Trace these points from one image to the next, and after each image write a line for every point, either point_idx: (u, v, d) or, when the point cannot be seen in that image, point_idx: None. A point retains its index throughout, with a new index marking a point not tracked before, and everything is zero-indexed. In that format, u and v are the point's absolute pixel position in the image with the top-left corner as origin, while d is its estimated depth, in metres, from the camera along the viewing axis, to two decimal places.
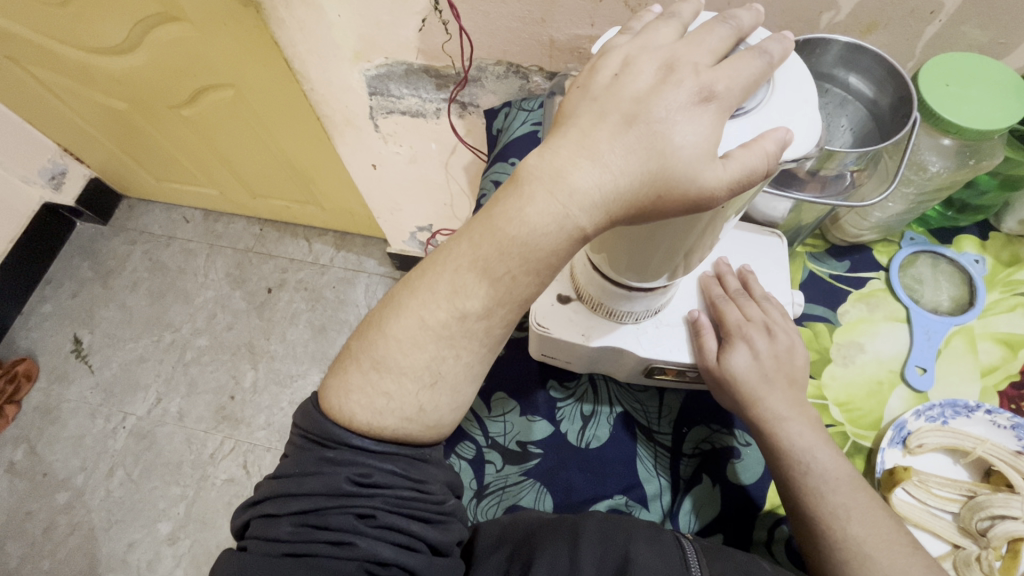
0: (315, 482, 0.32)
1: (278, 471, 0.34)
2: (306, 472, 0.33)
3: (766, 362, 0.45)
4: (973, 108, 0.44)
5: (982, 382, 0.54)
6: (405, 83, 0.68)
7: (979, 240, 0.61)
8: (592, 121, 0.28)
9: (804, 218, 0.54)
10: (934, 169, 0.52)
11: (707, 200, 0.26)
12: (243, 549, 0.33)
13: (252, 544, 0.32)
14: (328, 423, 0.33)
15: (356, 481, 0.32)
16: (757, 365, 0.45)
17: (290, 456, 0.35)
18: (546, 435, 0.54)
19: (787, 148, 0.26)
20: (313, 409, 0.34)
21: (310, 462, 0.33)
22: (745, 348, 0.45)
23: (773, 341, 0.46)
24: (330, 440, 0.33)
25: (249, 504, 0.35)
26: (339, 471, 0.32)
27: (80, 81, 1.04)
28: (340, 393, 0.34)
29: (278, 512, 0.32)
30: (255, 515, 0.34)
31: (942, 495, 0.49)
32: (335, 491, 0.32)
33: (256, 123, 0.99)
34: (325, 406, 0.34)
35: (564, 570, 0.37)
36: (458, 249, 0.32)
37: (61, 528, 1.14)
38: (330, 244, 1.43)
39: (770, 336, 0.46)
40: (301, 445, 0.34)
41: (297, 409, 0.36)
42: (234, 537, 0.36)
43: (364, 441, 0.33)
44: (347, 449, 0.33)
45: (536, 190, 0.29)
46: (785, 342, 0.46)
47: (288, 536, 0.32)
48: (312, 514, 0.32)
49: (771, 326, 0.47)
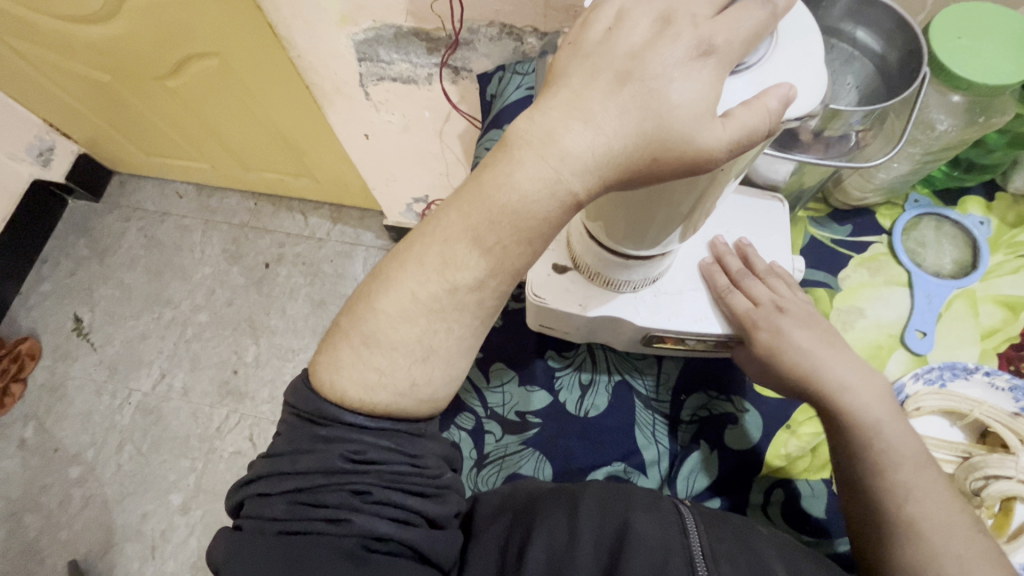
0: (308, 460, 0.32)
1: (271, 449, 0.34)
2: (300, 450, 0.33)
3: (788, 334, 0.44)
4: (984, 62, 0.42)
5: (982, 344, 0.54)
6: (395, 49, 0.66)
7: (984, 202, 0.60)
8: (584, 79, 0.27)
9: (806, 180, 0.52)
10: (942, 127, 0.50)
11: (705, 162, 0.25)
12: (238, 527, 0.33)
13: (248, 522, 0.32)
14: (320, 400, 0.33)
15: (351, 458, 0.32)
16: (781, 345, 0.44)
17: (282, 434, 0.34)
18: (545, 405, 0.54)
19: (790, 106, 0.25)
20: (304, 386, 0.34)
21: (303, 439, 0.33)
22: (764, 333, 0.44)
23: (789, 315, 0.45)
24: (323, 417, 0.33)
25: (242, 483, 0.35)
26: (333, 449, 0.32)
27: (60, 52, 1.01)
28: (331, 369, 0.33)
29: (271, 492, 0.32)
30: (249, 494, 0.34)
31: (938, 457, 0.50)
32: (330, 468, 0.32)
33: (245, 93, 0.96)
34: (317, 383, 0.34)
35: (565, 538, 0.38)
36: (447, 219, 0.31)
37: (75, 501, 1.17)
38: (326, 218, 1.41)
39: (782, 312, 0.45)
40: (294, 423, 0.34)
41: (287, 387, 0.35)
42: (230, 514, 0.36)
43: (357, 418, 0.33)
44: (340, 426, 0.33)
45: (525, 154, 0.27)
46: (794, 314, 0.45)
47: (283, 513, 0.32)
48: (306, 492, 0.32)
49: (781, 303, 0.46)
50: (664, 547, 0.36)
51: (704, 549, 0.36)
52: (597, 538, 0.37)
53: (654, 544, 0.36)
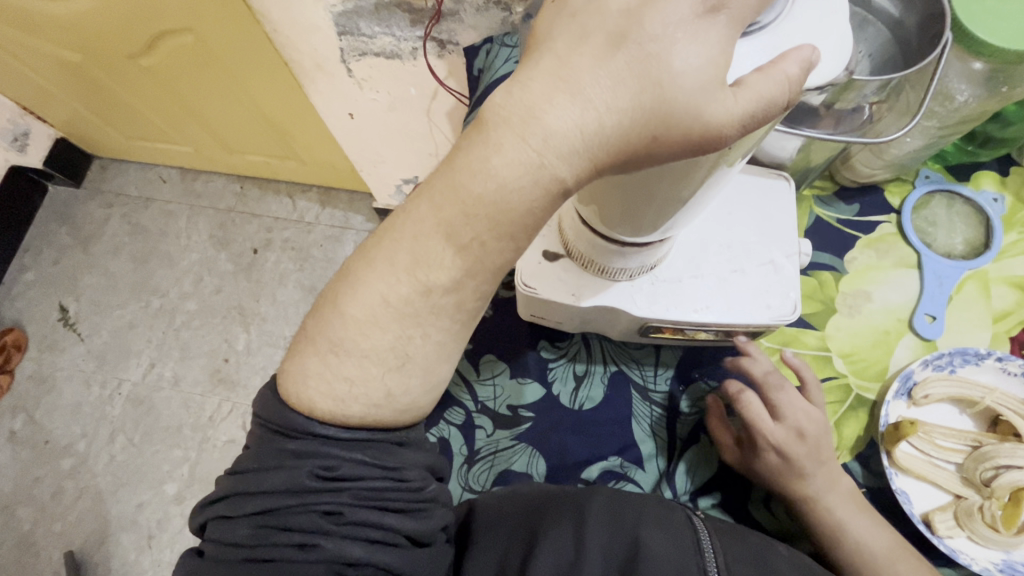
0: (274, 479, 0.29)
1: (237, 466, 0.31)
2: (266, 467, 0.30)
3: (800, 465, 0.44)
4: (1010, 26, 0.39)
5: (993, 328, 0.52)
6: (376, 21, 0.61)
7: (998, 177, 0.57)
8: (571, 43, 0.23)
9: (813, 158, 0.49)
10: (961, 99, 0.46)
11: (712, 139, 0.22)
12: (203, 552, 0.31)
13: (211, 547, 0.30)
14: (289, 411, 0.30)
15: (321, 475, 0.29)
16: (787, 473, 0.44)
17: (250, 448, 0.32)
18: (538, 399, 0.52)
19: (811, 72, 0.22)
20: (272, 396, 0.31)
21: (270, 455, 0.30)
22: (773, 455, 0.44)
23: (807, 446, 0.44)
24: (292, 429, 0.30)
25: (207, 502, 0.32)
26: (302, 465, 0.29)
27: (26, 30, 0.95)
28: (298, 380, 0.31)
29: (235, 514, 0.30)
30: (213, 516, 0.31)
31: (946, 445, 0.48)
32: (298, 488, 0.29)
33: (223, 72, 0.91)
34: (283, 393, 0.31)
35: (569, 559, 0.35)
36: (417, 212, 0.28)
37: (69, 493, 1.16)
38: (314, 201, 1.36)
39: (802, 440, 0.44)
40: (262, 435, 0.32)
41: (255, 397, 0.33)
42: (197, 533, 0.34)
43: (330, 430, 0.30)
44: (311, 439, 0.30)
45: (503, 135, 0.24)
46: (814, 445, 0.44)
47: (246, 539, 0.29)
48: (272, 515, 0.29)
49: (804, 427, 0.44)
50: (678, 564, 0.34)
51: (719, 565, 0.34)
52: (605, 553, 0.35)
53: (667, 563, 0.34)
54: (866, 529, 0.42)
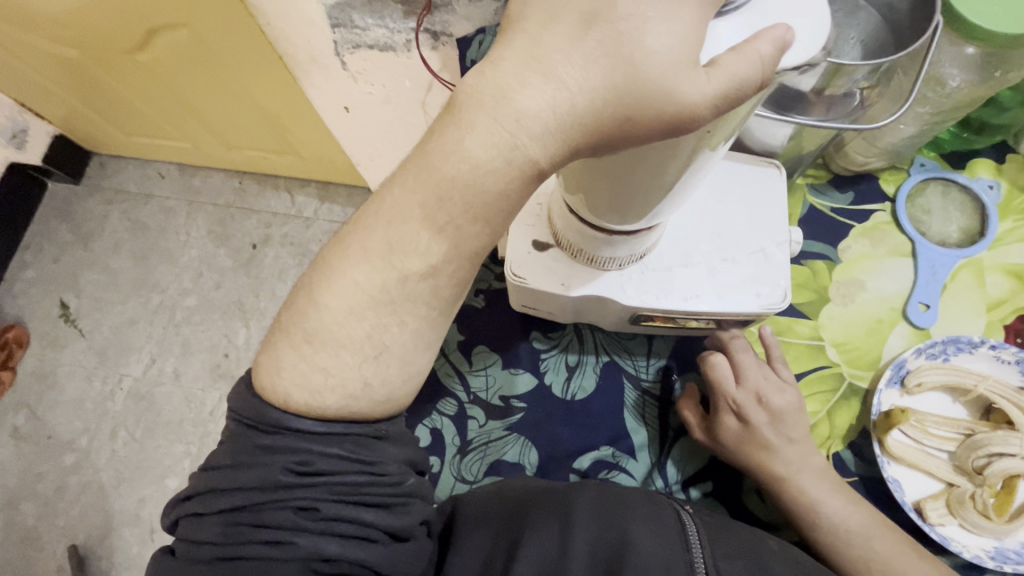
0: (248, 475, 0.29)
1: (211, 462, 0.31)
2: (239, 463, 0.30)
3: (762, 434, 0.44)
4: (1004, 10, 0.39)
5: (988, 317, 0.52)
6: (369, 13, 0.60)
7: (994, 164, 0.56)
8: (543, 23, 0.23)
9: (805, 145, 0.49)
10: (954, 84, 0.46)
11: (685, 120, 0.22)
12: (175, 551, 0.31)
13: (184, 546, 0.31)
14: (264, 406, 0.30)
15: (296, 471, 0.29)
16: (749, 443, 0.45)
17: (225, 444, 0.32)
18: (529, 389, 0.52)
19: (786, 52, 0.22)
20: (246, 391, 0.31)
21: (244, 451, 0.30)
22: (732, 419, 0.45)
23: (767, 412, 0.45)
24: (266, 424, 0.30)
25: (180, 500, 0.32)
26: (276, 461, 0.29)
27: (22, 27, 0.95)
28: (272, 372, 0.31)
29: (208, 512, 0.30)
30: (186, 513, 0.31)
31: (939, 434, 0.48)
32: (273, 483, 0.29)
33: (219, 67, 0.91)
34: (258, 387, 0.31)
35: (553, 552, 0.35)
36: (392, 197, 0.28)
37: (72, 488, 1.17)
38: (313, 196, 1.36)
39: (762, 405, 0.45)
40: (236, 431, 0.31)
41: (230, 392, 0.33)
42: (170, 530, 0.34)
43: (305, 425, 0.30)
44: (286, 434, 0.30)
45: (476, 116, 0.24)
46: (775, 415, 0.45)
47: (219, 537, 0.30)
48: (247, 512, 0.30)
49: (765, 394, 0.45)
50: (665, 559, 0.34)
51: (706, 559, 0.34)
52: (592, 545, 0.35)
53: (653, 559, 0.34)
54: (848, 513, 0.42)
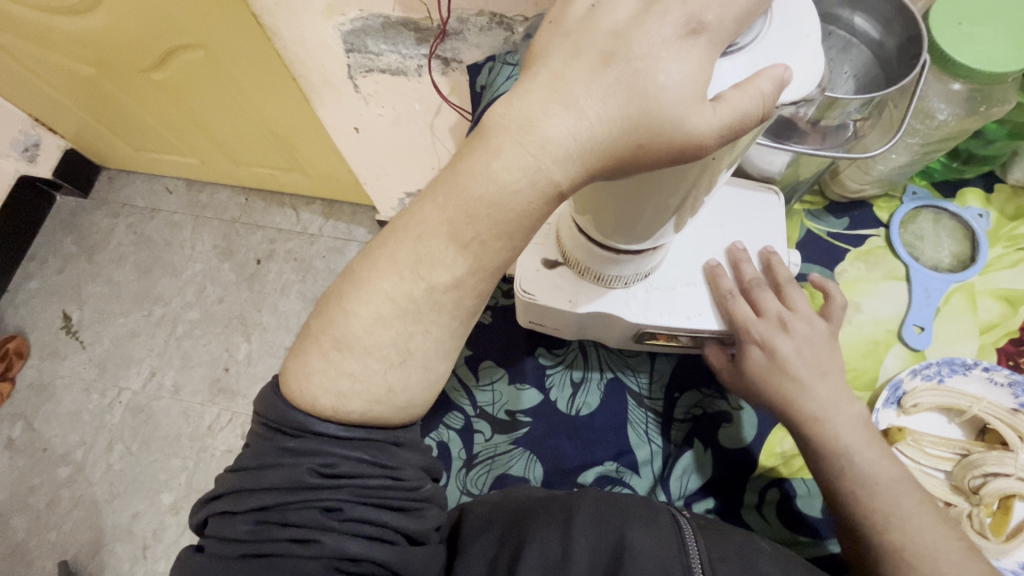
0: (275, 476, 0.30)
1: (237, 464, 0.32)
2: (265, 465, 0.31)
3: (788, 362, 0.44)
4: (988, 49, 0.41)
5: (981, 339, 0.53)
6: (383, 39, 0.63)
7: (983, 193, 0.58)
8: (565, 59, 0.25)
9: (802, 173, 0.51)
10: (942, 117, 0.49)
11: (694, 148, 0.24)
12: (202, 549, 0.32)
13: (211, 544, 0.31)
14: (290, 409, 0.31)
15: (321, 473, 0.30)
16: (775, 374, 0.44)
17: (250, 447, 0.33)
18: (535, 404, 0.53)
19: (784, 90, 0.24)
20: (272, 395, 0.32)
21: (270, 453, 0.31)
22: (757, 351, 0.44)
23: (794, 341, 0.44)
24: (291, 428, 0.31)
25: (207, 500, 0.33)
26: (301, 462, 0.30)
27: (43, 45, 0.98)
28: (300, 376, 0.32)
29: (236, 510, 0.31)
30: (213, 512, 0.32)
31: (936, 454, 0.49)
32: (299, 484, 0.30)
33: (232, 87, 0.94)
34: (284, 391, 0.32)
35: (557, 560, 0.36)
36: (421, 212, 0.29)
37: (65, 502, 1.16)
38: (318, 213, 1.38)
39: (788, 335, 0.44)
40: (262, 434, 0.33)
41: (256, 397, 0.34)
42: (194, 531, 0.35)
43: (330, 428, 0.31)
44: (311, 437, 0.31)
45: (502, 141, 0.26)
46: (801, 338, 0.44)
47: (245, 535, 0.31)
48: (273, 511, 0.31)
49: (789, 320, 0.45)
50: (662, 559, 0.35)
51: (704, 562, 0.35)
52: (594, 556, 0.36)
53: (652, 564, 0.35)
54: None
